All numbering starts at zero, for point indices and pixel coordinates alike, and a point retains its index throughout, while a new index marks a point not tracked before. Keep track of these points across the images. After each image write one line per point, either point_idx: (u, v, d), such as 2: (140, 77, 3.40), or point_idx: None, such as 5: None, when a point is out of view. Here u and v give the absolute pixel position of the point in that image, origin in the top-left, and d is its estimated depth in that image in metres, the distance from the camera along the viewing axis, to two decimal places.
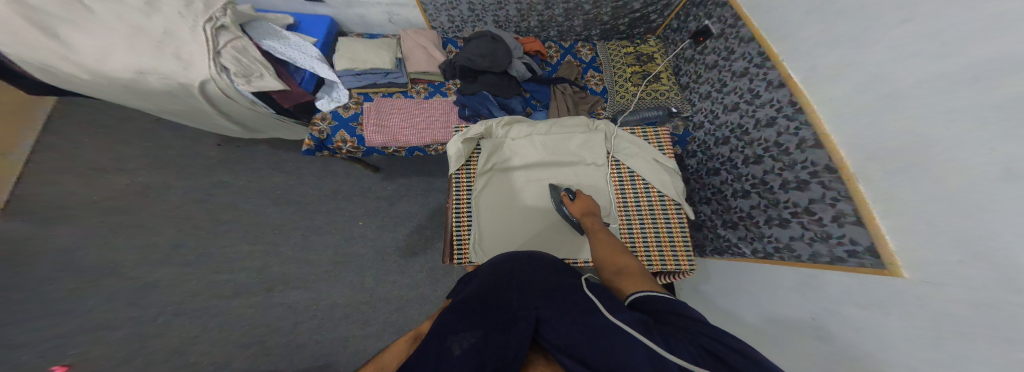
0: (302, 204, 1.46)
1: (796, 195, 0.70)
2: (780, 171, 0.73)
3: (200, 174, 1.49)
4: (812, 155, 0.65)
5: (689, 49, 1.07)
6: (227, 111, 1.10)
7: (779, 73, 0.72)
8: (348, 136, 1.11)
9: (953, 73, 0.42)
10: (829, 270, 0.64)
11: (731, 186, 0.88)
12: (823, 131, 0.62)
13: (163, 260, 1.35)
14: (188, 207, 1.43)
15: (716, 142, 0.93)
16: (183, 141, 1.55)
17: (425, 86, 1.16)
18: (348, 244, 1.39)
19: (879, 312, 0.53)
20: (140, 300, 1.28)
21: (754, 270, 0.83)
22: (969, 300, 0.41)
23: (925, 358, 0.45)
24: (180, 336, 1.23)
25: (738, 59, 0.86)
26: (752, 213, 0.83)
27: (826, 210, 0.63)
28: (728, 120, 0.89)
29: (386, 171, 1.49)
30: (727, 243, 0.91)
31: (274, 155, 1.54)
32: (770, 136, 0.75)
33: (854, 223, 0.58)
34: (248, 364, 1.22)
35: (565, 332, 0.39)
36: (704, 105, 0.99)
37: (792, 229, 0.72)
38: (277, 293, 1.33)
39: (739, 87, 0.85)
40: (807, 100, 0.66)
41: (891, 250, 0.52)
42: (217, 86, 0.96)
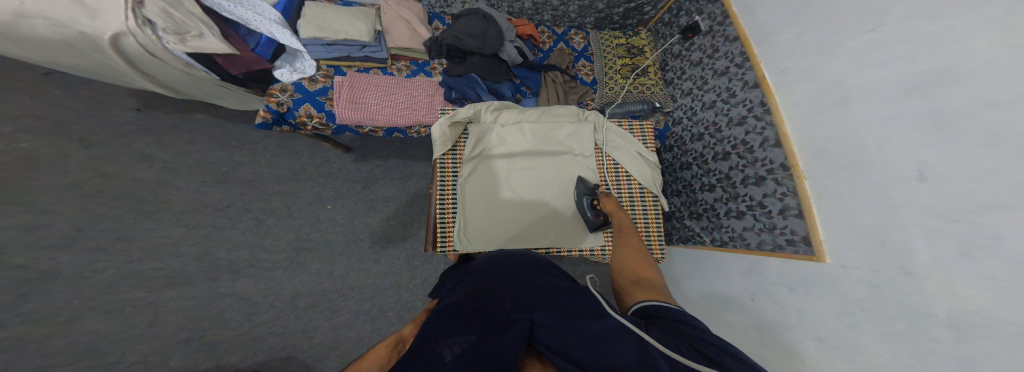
0: (256, 184, 1.31)
1: (754, 189, 0.79)
2: (743, 168, 0.81)
3: (120, 144, 1.26)
4: (771, 153, 0.73)
5: (677, 44, 1.11)
6: (148, 70, 0.91)
7: (756, 74, 0.78)
8: (314, 110, 1.02)
9: (903, 82, 0.48)
10: (769, 256, 0.74)
11: (700, 180, 0.97)
12: (783, 131, 0.70)
13: (67, 244, 1.12)
14: (102, 182, 1.20)
15: (691, 138, 1.00)
16: (92, 103, 1.28)
17: (408, 64, 1.10)
18: (315, 229, 1.29)
19: (802, 292, 0.64)
20: (33, 293, 1.05)
21: (710, 258, 0.95)
22: (869, 282, 0.52)
23: (833, 329, 0.56)
24: (95, 334, 1.05)
25: (721, 58, 0.90)
26: (715, 205, 0.91)
27: (776, 203, 0.72)
28: (705, 118, 0.95)
29: (358, 151, 1.39)
30: (690, 232, 1.01)
31: (219, 127, 1.35)
32: (739, 134, 0.82)
33: (796, 215, 0.67)
34: (186, 362, 1.09)
35: (563, 336, 0.39)
36: (685, 101, 1.05)
37: (745, 221, 0.82)
38: (226, 282, 1.19)
39: (718, 86, 0.90)
40: (775, 101, 0.73)
41: (822, 239, 0.61)
42: (137, 42, 0.79)
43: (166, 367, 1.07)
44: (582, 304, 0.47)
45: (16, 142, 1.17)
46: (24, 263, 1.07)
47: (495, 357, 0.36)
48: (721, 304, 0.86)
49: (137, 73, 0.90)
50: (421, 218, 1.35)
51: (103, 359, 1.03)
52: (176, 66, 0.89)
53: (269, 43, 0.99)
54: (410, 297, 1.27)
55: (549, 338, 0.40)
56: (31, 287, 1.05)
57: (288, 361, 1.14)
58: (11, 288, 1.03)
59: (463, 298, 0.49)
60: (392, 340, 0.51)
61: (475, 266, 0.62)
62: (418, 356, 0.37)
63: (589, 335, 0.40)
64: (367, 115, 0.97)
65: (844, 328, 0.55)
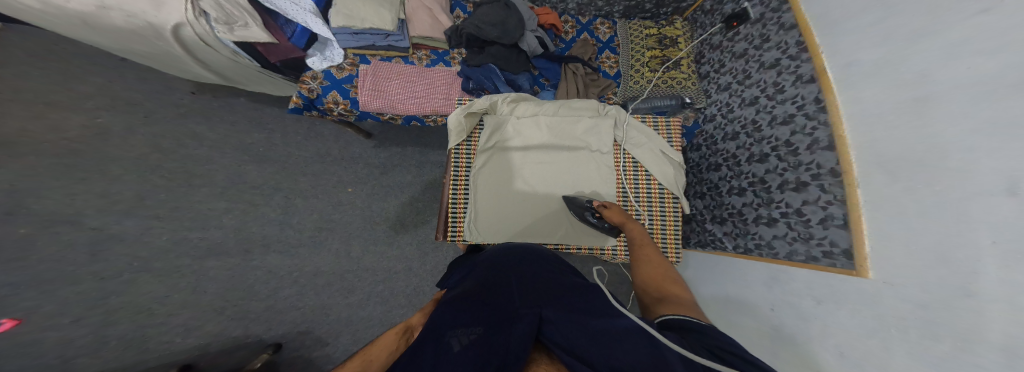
0: (286, 165, 1.39)
1: (792, 195, 0.72)
2: (783, 171, 0.75)
3: (174, 124, 1.38)
4: (820, 157, 0.66)
5: (718, 34, 1.03)
6: (200, 57, 0.99)
7: (814, 66, 0.70)
8: (340, 98, 1.06)
9: (988, 76, 0.41)
10: (800, 268, 0.68)
11: (729, 182, 0.90)
12: (839, 131, 0.63)
13: (127, 212, 1.25)
14: (156, 158, 1.33)
15: (724, 137, 0.93)
16: (150, 85, 1.42)
17: (428, 53, 1.11)
18: (335, 211, 1.35)
19: (832, 307, 0.58)
20: (101, 253, 1.19)
21: (729, 265, 0.89)
22: (915, 302, 0.46)
23: (859, 347, 0.51)
24: (147, 294, 1.18)
25: (771, 49, 0.83)
26: (743, 211, 0.85)
27: (818, 211, 0.66)
28: (742, 116, 0.88)
29: (379, 138, 1.43)
30: (711, 237, 0.96)
31: (256, 110, 1.45)
32: (783, 135, 0.76)
33: (840, 225, 0.60)
34: (220, 326, 1.19)
35: (570, 333, 0.38)
36: (720, 97, 0.98)
37: (776, 229, 0.75)
38: (256, 255, 1.28)
39: (764, 80, 0.83)
40: (834, 97, 0.65)
41: (867, 254, 0.55)
42: (194, 32, 0.86)
43: (203, 329, 1.18)
44: (587, 301, 0.45)
45: (90, 118, 1.32)
46: (98, 225, 1.22)
47: (502, 351, 0.35)
48: (734, 308, 0.83)
49: (192, 59, 0.98)
50: (435, 207, 1.38)
51: (153, 317, 1.16)
52: (225, 53, 0.97)
53: (306, 33, 1.03)
54: (421, 282, 1.30)
55: (557, 335, 0.38)
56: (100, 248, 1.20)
57: (307, 334, 1.22)
58: (86, 247, 1.19)
59: (469, 291, 0.49)
60: (402, 328, 0.53)
61: (482, 258, 0.63)
62: (425, 349, 0.38)
63: (596, 333, 0.38)
64: (388, 103, 1.00)
65: (874, 346, 0.50)
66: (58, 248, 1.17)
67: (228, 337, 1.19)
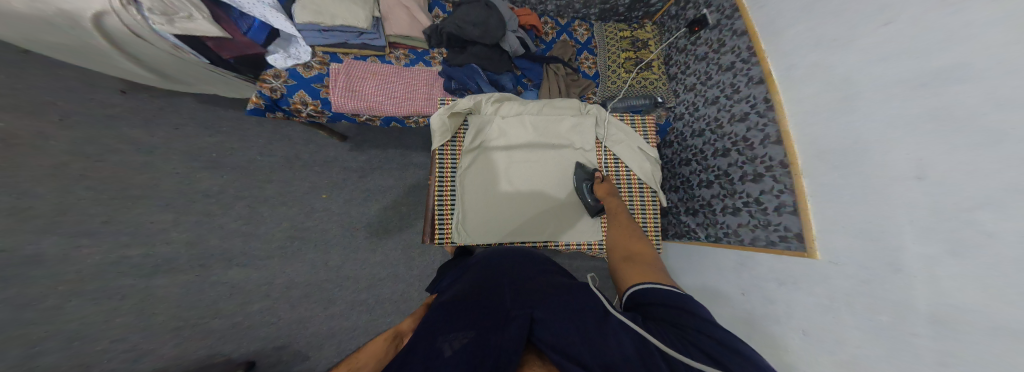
0: (249, 171, 1.28)
1: (751, 186, 0.80)
2: (742, 165, 0.83)
3: (105, 127, 1.22)
4: (771, 151, 0.74)
5: (682, 38, 1.10)
6: (135, 53, 0.88)
7: (762, 70, 0.78)
8: (309, 98, 1.00)
9: (908, 80, 0.49)
10: (762, 252, 0.76)
11: (698, 176, 0.98)
12: (785, 128, 0.70)
13: (50, 228, 1.09)
14: (86, 166, 1.17)
15: (692, 134, 1.01)
16: (75, 84, 1.24)
17: (406, 52, 1.08)
18: (310, 218, 1.27)
19: (792, 287, 0.66)
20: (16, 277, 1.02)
21: (705, 254, 0.96)
22: (858, 278, 0.54)
23: (819, 322, 0.59)
24: (83, 320, 1.04)
25: (727, 53, 0.90)
26: (712, 202, 0.93)
27: (774, 200, 0.73)
28: (706, 115, 0.96)
29: (355, 140, 1.37)
30: (686, 227, 1.03)
31: (211, 111, 1.32)
32: (740, 131, 0.83)
33: (791, 211, 0.68)
34: (178, 350, 1.08)
35: (564, 332, 0.39)
36: (688, 97, 1.05)
37: (741, 217, 0.83)
38: (217, 271, 1.17)
39: (722, 81, 0.90)
40: (780, 98, 0.73)
41: (814, 236, 0.63)
42: (122, 22, 0.76)
43: (157, 355, 1.06)
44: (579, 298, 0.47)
45: None
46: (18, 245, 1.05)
47: (496, 351, 0.37)
48: (713, 295, 0.90)
49: (122, 54, 0.86)
50: (418, 210, 1.35)
51: (92, 346, 1.02)
52: (164, 48, 0.86)
53: (263, 28, 0.96)
54: (407, 288, 1.27)
55: (547, 334, 0.40)
56: (20, 271, 1.04)
57: (283, 350, 1.14)
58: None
59: (463, 294, 0.50)
60: (391, 334, 0.52)
61: (475, 261, 0.63)
62: (416, 351, 0.37)
63: (586, 328, 0.40)
64: (364, 103, 0.96)
65: (830, 321, 0.57)
66: None
67: (188, 361, 1.07)
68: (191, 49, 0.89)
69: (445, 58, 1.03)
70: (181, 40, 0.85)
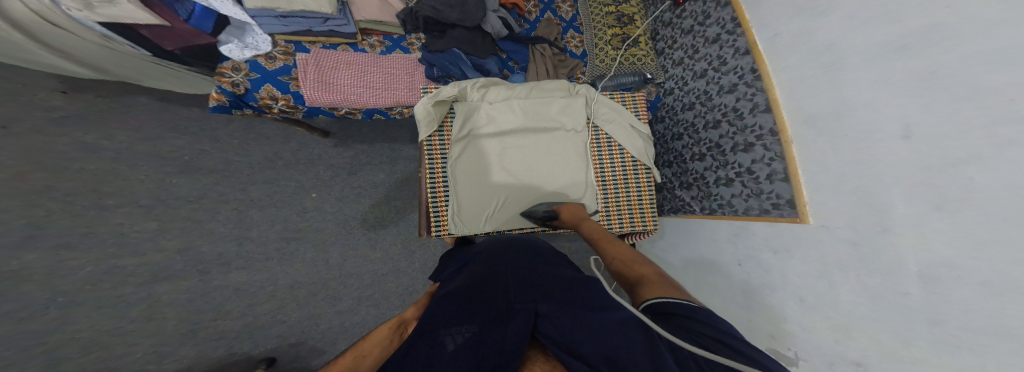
0: (231, 175, 1.23)
1: (742, 156, 0.81)
2: (732, 136, 0.83)
3: (58, 133, 1.13)
4: (761, 120, 0.74)
5: (667, 12, 1.05)
6: (56, 44, 0.76)
7: (747, 40, 0.77)
8: (277, 92, 0.92)
9: (898, 40, 0.48)
10: (755, 221, 0.79)
11: (691, 149, 0.98)
12: (773, 96, 0.71)
13: (29, 244, 1.05)
14: (52, 176, 1.10)
15: (683, 108, 1.00)
16: (15, 86, 1.13)
17: (380, 39, 0.99)
18: (303, 219, 1.26)
19: (786, 256, 0.71)
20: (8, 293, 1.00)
21: (701, 225, 1.01)
22: (847, 240, 0.57)
23: (814, 287, 0.64)
24: (91, 330, 1.04)
25: (712, 25, 0.88)
26: (704, 174, 0.95)
27: (764, 169, 0.75)
28: (696, 88, 0.94)
29: (338, 135, 1.32)
30: (680, 202, 1.06)
31: (174, 111, 1.23)
32: (729, 102, 0.83)
33: (781, 179, 0.71)
34: (197, 350, 1.11)
35: (567, 329, 0.42)
36: (677, 71, 1.02)
37: (733, 188, 0.85)
38: (218, 275, 1.18)
39: (709, 54, 0.89)
40: (767, 67, 0.73)
41: (806, 201, 0.65)
42: (27, 8, 0.66)
43: (177, 356, 1.09)
44: (584, 295, 0.49)
45: None
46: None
47: (496, 348, 0.39)
48: (713, 266, 0.96)
49: (47, 50, 0.76)
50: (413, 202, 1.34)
51: (110, 351, 1.04)
52: (92, 39, 0.77)
53: (207, 14, 0.84)
54: (411, 279, 1.30)
55: (552, 330, 0.42)
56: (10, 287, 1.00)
57: (299, 346, 1.19)
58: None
59: (464, 286, 0.52)
60: (396, 322, 0.57)
61: (478, 250, 0.67)
62: (420, 346, 0.40)
63: (591, 324, 0.43)
64: (340, 95, 0.89)
65: (823, 285, 0.62)
66: None
67: (206, 360, 1.11)
68: (123, 39, 0.79)
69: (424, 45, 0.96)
70: (107, 27, 0.74)
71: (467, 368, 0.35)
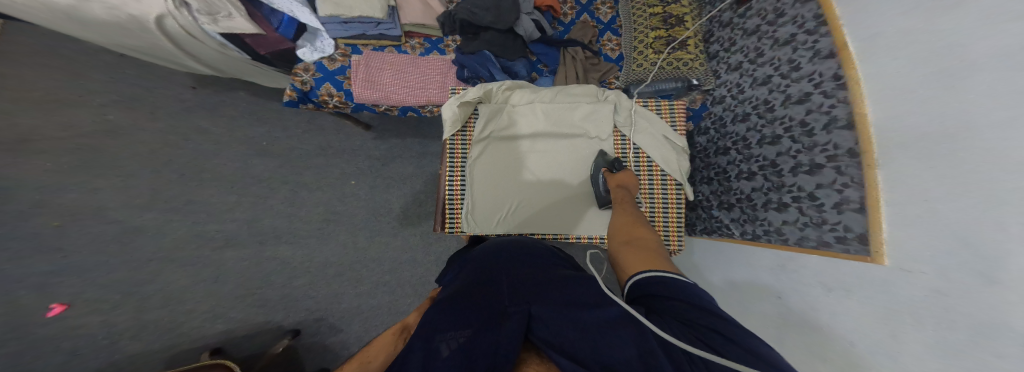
0: (290, 159, 1.40)
1: (806, 179, 0.70)
2: (795, 155, 0.72)
3: (173, 117, 1.40)
4: (836, 137, 0.62)
5: (728, 10, 0.95)
6: (192, 51, 0.98)
7: (833, 41, 0.63)
8: (334, 89, 1.05)
9: None
10: (811, 254, 0.67)
11: (738, 166, 0.88)
12: (859, 108, 0.57)
13: (146, 205, 1.30)
14: (165, 151, 1.36)
15: (734, 119, 0.90)
16: (150, 79, 1.42)
17: (421, 41, 1.08)
18: (341, 203, 1.38)
19: (842, 295, 0.58)
20: (129, 243, 1.26)
21: (739, 252, 0.90)
22: (930, 286, 0.44)
23: (869, 335, 0.51)
24: (174, 283, 1.25)
25: (786, 24, 0.76)
26: (751, 196, 0.84)
27: (834, 195, 0.63)
28: (755, 97, 0.83)
29: (378, 129, 1.44)
30: (716, 223, 0.96)
31: (255, 102, 1.45)
32: (796, 114, 0.71)
33: (854, 210, 0.59)
34: (242, 314, 1.25)
35: (564, 332, 0.39)
36: (731, 77, 0.92)
37: (786, 214, 0.74)
38: (267, 247, 1.33)
39: (778, 58, 0.77)
40: (856, 73, 0.59)
41: (883, 238, 0.52)
42: (178, 24, 0.82)
43: (227, 317, 1.24)
44: (580, 295, 0.46)
45: (100, 115, 1.35)
46: (122, 217, 1.28)
47: (492, 352, 0.36)
48: (742, 292, 0.87)
49: (184, 55, 0.97)
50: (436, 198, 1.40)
51: (182, 304, 1.24)
52: (213, 47, 0.94)
53: (292, 23, 0.99)
54: (425, 271, 1.34)
55: (545, 332, 0.40)
56: (130, 239, 1.27)
57: (322, 322, 1.28)
58: (114, 240, 1.25)
59: (461, 289, 0.50)
60: (398, 327, 0.55)
61: (473, 256, 0.64)
62: (412, 354, 0.37)
63: (584, 325, 0.39)
64: (382, 93, 0.98)
65: (886, 335, 0.49)
66: (89, 238, 1.24)
67: (250, 323, 1.25)
68: (233, 46, 0.96)
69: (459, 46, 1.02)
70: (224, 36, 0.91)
71: None
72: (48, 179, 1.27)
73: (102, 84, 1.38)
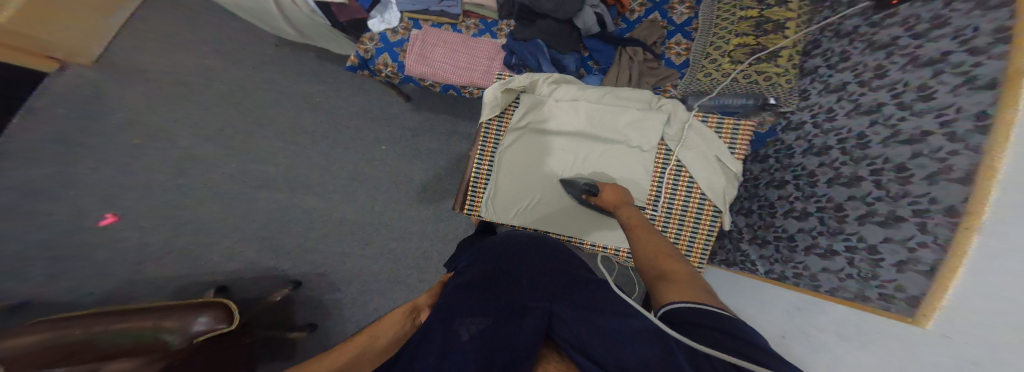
0: (334, 117, 1.49)
1: (871, 231, 0.60)
2: (870, 203, 0.61)
3: (248, 64, 1.53)
4: (939, 190, 0.49)
5: (857, 16, 0.72)
6: (286, 13, 1.12)
7: (1007, 63, 0.42)
8: (390, 61, 1.09)
9: None
10: (840, 303, 0.61)
11: (786, 203, 0.82)
12: (992, 158, 0.41)
13: (210, 138, 1.42)
14: (235, 92, 1.49)
15: (809, 151, 0.78)
16: (236, 26, 1.57)
17: (476, 22, 1.10)
18: (369, 165, 1.44)
19: (855, 344, 0.52)
20: (187, 169, 1.38)
21: (755, 286, 0.85)
22: (958, 359, 0.37)
23: None
24: (213, 213, 1.36)
25: (940, 37, 0.53)
26: (794, 237, 0.78)
27: (901, 253, 0.54)
28: (850, 129, 0.68)
29: (416, 102, 1.50)
30: (743, 257, 0.93)
31: (318, 60, 1.57)
32: (899, 156, 0.57)
33: (914, 270, 0.50)
34: (257, 254, 1.34)
35: (580, 332, 0.37)
36: (829, 101, 0.75)
37: (830, 261, 0.67)
38: (297, 194, 1.41)
39: (907, 83, 0.58)
40: (1017, 114, 0.40)
41: (940, 304, 0.44)
42: None
43: (245, 254, 1.33)
44: (603, 301, 0.44)
45: (195, 53, 1.49)
46: (185, 146, 1.40)
47: (513, 343, 0.35)
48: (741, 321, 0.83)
49: (279, 14, 1.11)
50: (453, 177, 1.44)
51: (213, 236, 1.33)
52: (305, 11, 1.07)
53: None
54: (428, 245, 1.38)
55: (568, 333, 0.38)
56: (190, 167, 1.38)
57: (324, 277, 1.33)
58: (176, 165, 1.38)
59: (479, 277, 0.51)
60: (409, 307, 0.61)
61: (487, 247, 0.64)
62: (434, 336, 0.39)
63: (604, 332, 0.37)
64: (432, 70, 1.02)
65: None
66: (157, 159, 1.37)
67: (267, 265, 1.34)
68: (321, 14, 1.08)
69: (512, 31, 1.02)
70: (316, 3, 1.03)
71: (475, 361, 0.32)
72: (139, 101, 1.41)
73: (199, 27, 1.53)
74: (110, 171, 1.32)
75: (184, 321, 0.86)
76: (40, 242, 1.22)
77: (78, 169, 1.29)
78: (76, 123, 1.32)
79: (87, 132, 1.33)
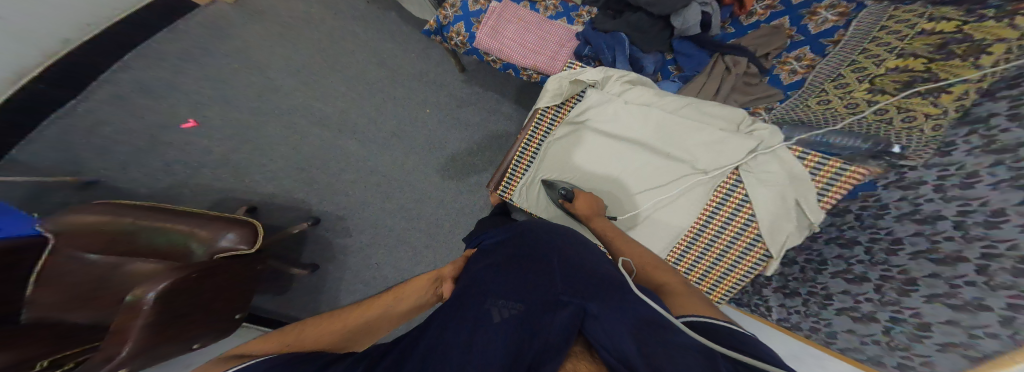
0: (394, 73, 1.54)
1: (934, 310, 0.53)
2: (953, 286, 0.51)
3: (336, 8, 1.63)
4: None
5: None
6: None
7: None
8: (464, 30, 1.08)
9: None
10: (846, 360, 0.64)
11: (837, 262, 0.74)
12: None
13: (289, 73, 1.52)
14: (318, 32, 1.59)
15: (904, 214, 0.61)
16: None
17: (556, 4, 1.10)
18: (412, 124, 1.46)
19: None
20: (261, 96, 1.48)
21: (753, 325, 0.86)
22: None
23: None
24: (267, 137, 1.44)
25: None
26: (833, 297, 0.73)
27: (957, 336, 0.49)
28: (986, 202, 0.48)
29: (470, 73, 1.52)
30: (760, 300, 0.94)
31: (394, 17, 1.64)
32: None
33: (960, 354, 0.48)
34: (291, 185, 1.40)
35: (616, 335, 0.35)
36: (980, 165, 0.50)
37: (860, 324, 0.66)
38: (342, 137, 1.46)
39: None
40: None
41: None
42: None
43: (281, 181, 1.40)
44: (637, 302, 0.41)
45: None
46: (269, 77, 1.51)
47: (544, 339, 0.35)
48: None
49: None
50: (484, 156, 1.43)
51: (261, 159, 1.42)
52: None
53: None
54: (443, 214, 1.37)
55: (602, 335, 0.35)
56: (263, 92, 1.49)
57: (341, 220, 1.37)
58: (254, 89, 1.49)
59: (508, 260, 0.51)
60: (434, 275, 0.63)
61: (520, 227, 0.60)
62: (468, 309, 0.41)
63: (644, 340, 0.34)
64: (500, 44, 1.02)
65: None
66: (240, 82, 1.49)
67: (297, 197, 1.39)
68: None
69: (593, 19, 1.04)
70: None
71: (505, 350, 0.34)
72: (246, 30, 1.55)
73: None
74: (203, 84, 1.47)
75: (216, 234, 0.85)
76: (133, 130, 1.38)
77: (181, 76, 1.46)
78: (196, 40, 1.51)
79: (201, 48, 1.51)
